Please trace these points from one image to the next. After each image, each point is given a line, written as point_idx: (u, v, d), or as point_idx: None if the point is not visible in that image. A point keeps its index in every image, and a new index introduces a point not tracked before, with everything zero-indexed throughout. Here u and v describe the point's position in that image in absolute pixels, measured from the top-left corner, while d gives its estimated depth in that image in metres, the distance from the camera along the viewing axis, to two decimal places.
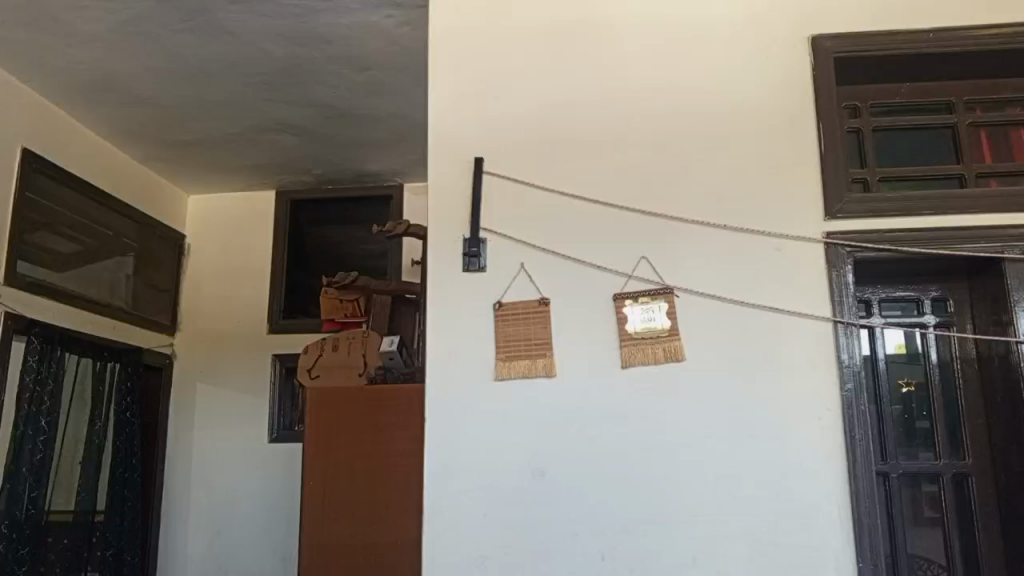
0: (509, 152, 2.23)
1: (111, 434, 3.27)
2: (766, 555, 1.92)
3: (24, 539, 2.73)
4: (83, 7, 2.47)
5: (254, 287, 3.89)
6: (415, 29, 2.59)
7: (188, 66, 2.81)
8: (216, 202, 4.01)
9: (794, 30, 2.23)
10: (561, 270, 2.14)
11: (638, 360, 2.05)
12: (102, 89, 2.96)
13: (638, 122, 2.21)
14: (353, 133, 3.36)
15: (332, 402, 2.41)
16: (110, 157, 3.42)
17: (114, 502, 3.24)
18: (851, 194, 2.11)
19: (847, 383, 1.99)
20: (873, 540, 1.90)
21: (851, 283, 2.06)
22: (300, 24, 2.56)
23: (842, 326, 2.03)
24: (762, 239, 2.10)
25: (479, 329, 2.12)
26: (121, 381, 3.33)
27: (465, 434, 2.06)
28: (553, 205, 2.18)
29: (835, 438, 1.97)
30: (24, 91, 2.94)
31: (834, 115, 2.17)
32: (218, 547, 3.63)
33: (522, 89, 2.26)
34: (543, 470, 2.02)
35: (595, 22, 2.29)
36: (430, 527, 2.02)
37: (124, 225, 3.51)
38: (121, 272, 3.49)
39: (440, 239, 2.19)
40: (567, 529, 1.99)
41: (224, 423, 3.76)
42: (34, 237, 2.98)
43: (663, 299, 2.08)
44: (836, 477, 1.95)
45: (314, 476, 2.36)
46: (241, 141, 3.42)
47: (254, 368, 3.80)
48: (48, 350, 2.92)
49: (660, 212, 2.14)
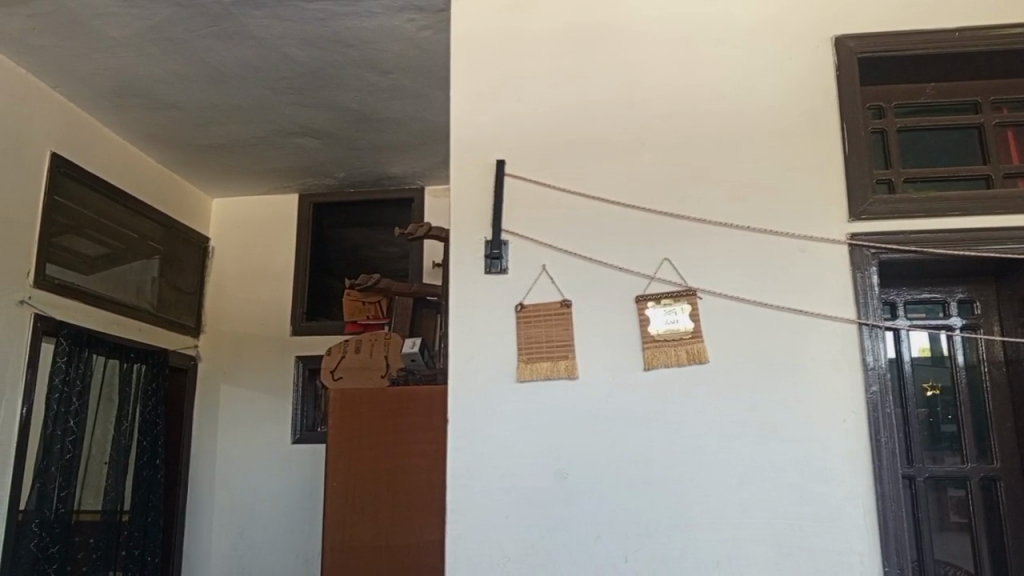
0: (530, 154, 2.24)
1: (137, 434, 3.30)
2: (791, 558, 1.91)
3: (53, 538, 2.78)
4: (110, 13, 2.51)
5: (277, 290, 3.93)
6: (437, 33, 2.61)
7: (213, 71, 2.84)
8: (239, 206, 4.06)
9: (816, 30, 2.22)
10: (582, 272, 2.14)
11: (660, 362, 2.04)
12: (128, 93, 3.00)
13: (660, 123, 2.21)
14: (375, 137, 3.39)
15: (354, 404, 2.42)
16: (135, 162, 3.46)
17: (140, 501, 3.28)
18: (875, 195, 2.10)
19: (872, 386, 1.98)
20: (900, 545, 1.89)
21: (876, 284, 2.04)
22: (323, 28, 2.59)
23: (867, 327, 2.01)
24: (786, 240, 2.09)
25: (501, 330, 2.13)
26: (147, 382, 3.38)
27: (486, 434, 2.07)
28: (574, 207, 2.19)
29: (861, 440, 1.95)
30: (53, 96, 2.99)
31: (858, 115, 2.15)
32: (242, 547, 3.67)
33: (543, 91, 2.27)
34: (564, 472, 2.03)
35: (616, 24, 2.29)
36: (452, 528, 2.03)
37: (150, 228, 3.56)
38: (147, 275, 3.54)
39: (462, 241, 2.20)
40: (590, 532, 1.99)
41: (248, 424, 3.80)
42: (62, 240, 3.03)
43: (686, 300, 2.07)
44: (862, 481, 1.93)
45: (337, 477, 2.38)
46: (264, 144, 3.45)
47: (277, 369, 3.83)
48: (76, 350, 2.96)
49: (683, 213, 2.14)
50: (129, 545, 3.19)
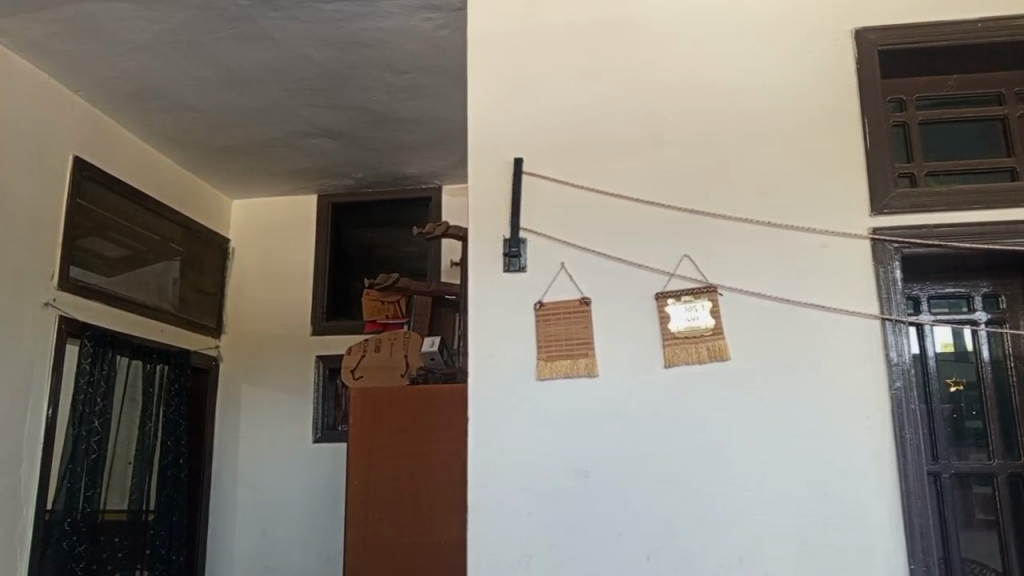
0: (548, 152, 2.23)
1: (161, 434, 3.34)
2: (814, 556, 1.90)
3: (80, 538, 2.81)
4: (131, 17, 2.53)
5: (296, 290, 3.96)
6: (454, 32, 2.61)
7: (232, 73, 2.86)
8: (259, 207, 4.08)
9: (836, 23, 2.20)
10: (602, 270, 2.14)
11: (681, 359, 2.04)
12: (148, 96, 3.03)
13: (678, 119, 2.20)
14: (392, 137, 3.40)
15: (374, 403, 2.43)
16: (156, 164, 3.50)
17: (165, 501, 3.31)
18: (897, 189, 2.07)
19: (896, 381, 1.96)
20: (925, 542, 1.87)
21: (899, 279, 2.02)
22: (341, 29, 2.60)
23: (890, 323, 1.99)
24: (807, 236, 2.08)
25: (521, 328, 2.13)
26: (170, 382, 3.41)
27: (506, 432, 2.07)
28: (593, 205, 2.18)
29: (885, 437, 1.94)
30: (75, 100, 3.02)
31: (879, 109, 2.13)
32: (264, 547, 3.70)
33: (560, 89, 2.27)
34: (585, 470, 2.02)
35: (633, 20, 2.28)
36: (473, 527, 2.04)
37: (170, 229, 3.59)
38: (168, 277, 3.57)
39: (480, 240, 2.20)
40: (611, 529, 1.98)
41: (269, 423, 3.83)
42: (85, 243, 3.06)
43: (707, 297, 2.06)
44: (887, 478, 1.92)
45: (358, 476, 2.39)
46: (283, 146, 3.48)
47: (298, 369, 3.86)
48: (101, 351, 2.99)
49: (702, 210, 2.13)
50: (155, 544, 3.23)
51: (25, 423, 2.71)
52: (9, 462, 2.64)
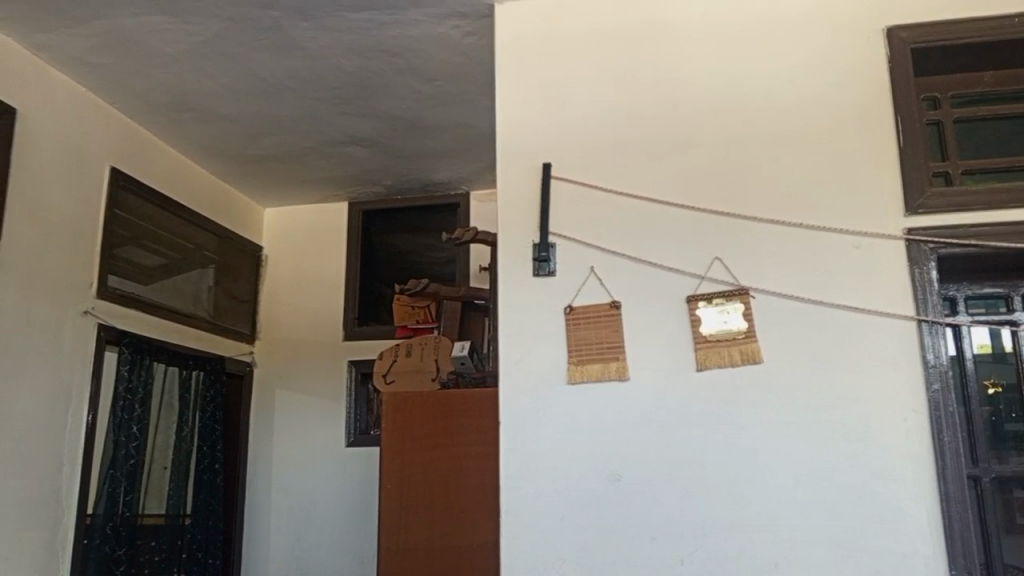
0: (576, 157, 2.24)
1: (196, 439, 3.39)
2: (851, 561, 1.88)
3: (120, 541, 2.87)
4: (165, 30, 2.58)
5: (327, 296, 4.00)
6: (481, 39, 2.63)
7: (263, 83, 2.91)
8: (290, 214, 4.14)
9: (867, 22, 2.17)
10: (632, 274, 2.13)
11: (714, 362, 2.03)
12: (182, 108, 3.09)
13: (707, 121, 2.19)
14: (420, 143, 3.43)
15: (406, 407, 2.45)
16: (191, 174, 3.56)
17: (201, 505, 3.34)
18: (932, 188, 2.04)
19: (934, 383, 1.93)
20: (966, 547, 1.83)
21: (935, 280, 1.99)
22: (370, 38, 2.62)
23: (926, 324, 1.96)
24: (840, 237, 2.06)
25: (552, 332, 2.13)
26: (205, 388, 3.46)
27: (537, 437, 2.08)
28: (621, 208, 2.18)
29: (923, 440, 1.91)
30: (113, 112, 3.09)
31: (913, 108, 2.10)
32: (298, 550, 3.74)
33: (588, 93, 2.27)
34: (617, 474, 2.02)
35: (660, 23, 2.27)
36: (506, 530, 2.05)
37: (204, 237, 3.65)
38: (202, 284, 3.63)
39: (510, 245, 2.21)
40: (644, 534, 1.98)
41: (302, 428, 3.87)
42: (122, 251, 3.13)
43: (739, 300, 2.05)
44: (925, 482, 1.89)
45: (390, 479, 2.41)
46: (314, 154, 3.52)
47: (330, 374, 3.90)
48: (138, 359, 3.05)
49: (732, 212, 2.12)
50: (192, 548, 3.28)
51: (65, 430, 2.77)
52: (52, 467, 2.71)
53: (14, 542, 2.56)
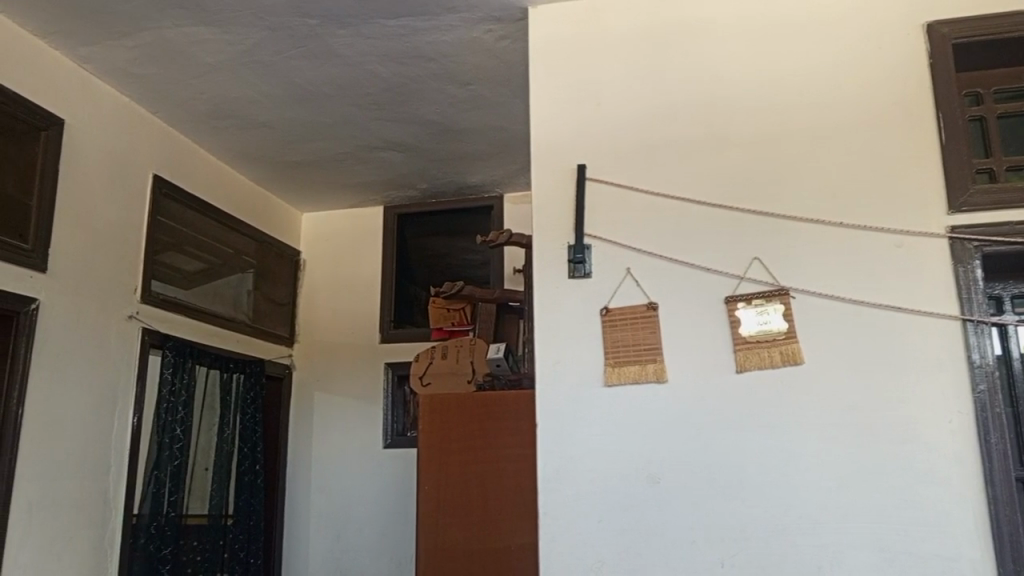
0: (611, 159, 2.24)
1: (237, 442, 3.44)
2: (895, 564, 1.85)
3: (165, 540, 2.94)
4: (205, 40, 2.63)
5: (364, 299, 4.04)
6: (515, 43, 2.63)
7: (300, 90, 2.95)
8: (327, 219, 4.20)
9: (906, 18, 2.14)
10: (669, 275, 2.13)
11: (753, 364, 2.01)
12: (221, 115, 3.15)
13: (743, 121, 2.18)
14: (454, 147, 3.45)
15: (443, 409, 2.47)
16: (231, 181, 3.63)
17: (242, 507, 3.39)
18: (976, 186, 2.01)
19: (979, 384, 1.89)
20: (1017, 552, 1.79)
21: (980, 279, 1.95)
22: (405, 44, 2.65)
23: (972, 324, 1.93)
24: (882, 236, 2.03)
25: (589, 334, 2.14)
26: (245, 391, 3.51)
27: (575, 439, 2.08)
28: (657, 210, 2.18)
29: (970, 443, 1.87)
30: (155, 121, 3.16)
31: (955, 103, 2.06)
32: (337, 550, 3.78)
33: (623, 96, 2.27)
34: (656, 477, 2.02)
35: (695, 23, 2.26)
36: (545, 531, 2.05)
37: (243, 242, 3.71)
38: (242, 289, 3.70)
39: (546, 247, 2.23)
40: (684, 535, 1.97)
41: (340, 430, 3.91)
42: (164, 257, 3.20)
43: (778, 300, 2.03)
44: (971, 484, 1.85)
45: (428, 480, 2.43)
46: (350, 159, 3.56)
47: (366, 377, 3.94)
48: (180, 362, 3.12)
49: (770, 212, 2.11)
50: (234, 547, 3.33)
51: (112, 433, 2.84)
52: (99, 470, 2.78)
53: (65, 542, 2.62)
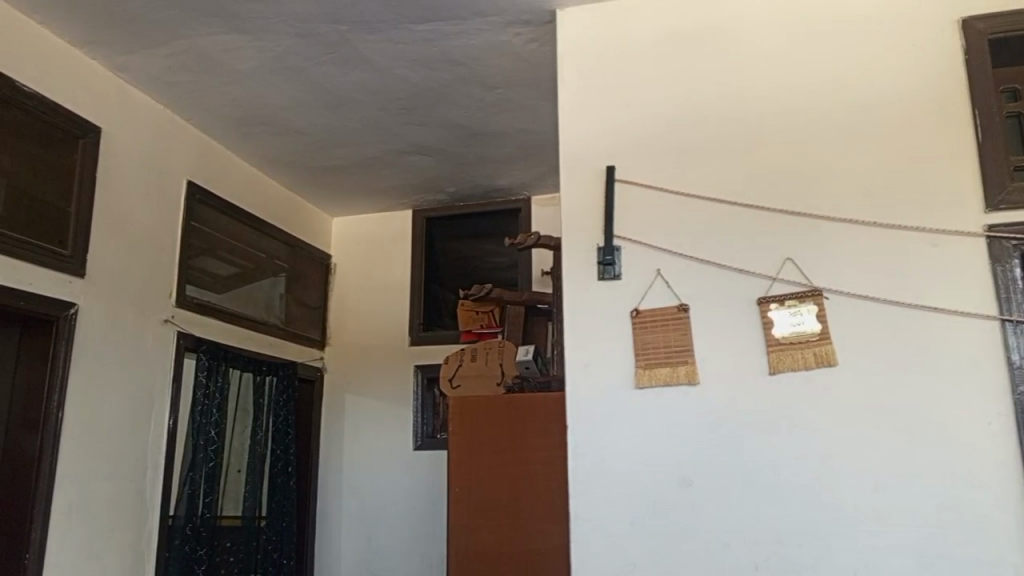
0: (640, 161, 2.24)
1: (270, 444, 3.48)
2: (934, 568, 1.82)
3: (199, 542, 2.99)
4: (237, 48, 2.67)
5: (393, 302, 4.07)
6: (542, 46, 2.64)
7: (330, 96, 2.98)
8: (357, 223, 4.23)
9: (941, 14, 2.11)
10: (700, 276, 2.12)
11: (786, 365, 2.00)
12: (253, 122, 3.19)
13: (775, 121, 2.16)
14: (482, 150, 3.46)
15: (474, 411, 2.47)
16: (263, 186, 3.68)
17: (274, 508, 3.42)
18: (1013, 184, 1.97)
19: (1019, 385, 1.86)
20: None
21: (1019, 278, 1.92)
22: (433, 48, 2.67)
23: (1010, 324, 1.89)
24: (917, 235, 2.00)
25: (619, 336, 2.14)
26: (278, 393, 3.55)
27: (607, 442, 2.08)
28: (687, 211, 2.17)
29: (1010, 447, 1.84)
30: (188, 128, 3.21)
31: (992, 100, 2.03)
32: (369, 552, 3.81)
33: (651, 97, 2.27)
34: (688, 479, 2.01)
35: (724, 23, 2.25)
36: (577, 533, 2.05)
37: (275, 247, 3.76)
38: (275, 292, 3.74)
39: (575, 249, 2.23)
40: (718, 538, 1.96)
41: (371, 431, 3.95)
42: (198, 262, 3.25)
43: (812, 301, 2.02)
44: (1012, 488, 1.82)
45: (459, 481, 2.44)
46: (379, 163, 3.59)
47: (396, 379, 3.97)
48: (214, 365, 3.17)
49: (802, 212, 2.09)
50: (267, 548, 3.37)
51: (149, 435, 2.90)
52: (136, 471, 2.83)
53: (103, 542, 2.67)
